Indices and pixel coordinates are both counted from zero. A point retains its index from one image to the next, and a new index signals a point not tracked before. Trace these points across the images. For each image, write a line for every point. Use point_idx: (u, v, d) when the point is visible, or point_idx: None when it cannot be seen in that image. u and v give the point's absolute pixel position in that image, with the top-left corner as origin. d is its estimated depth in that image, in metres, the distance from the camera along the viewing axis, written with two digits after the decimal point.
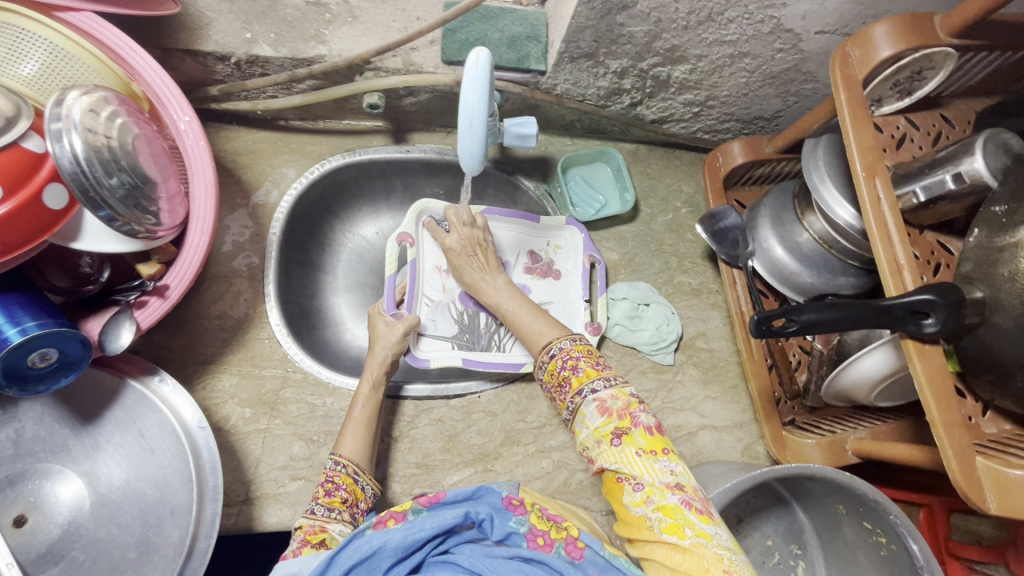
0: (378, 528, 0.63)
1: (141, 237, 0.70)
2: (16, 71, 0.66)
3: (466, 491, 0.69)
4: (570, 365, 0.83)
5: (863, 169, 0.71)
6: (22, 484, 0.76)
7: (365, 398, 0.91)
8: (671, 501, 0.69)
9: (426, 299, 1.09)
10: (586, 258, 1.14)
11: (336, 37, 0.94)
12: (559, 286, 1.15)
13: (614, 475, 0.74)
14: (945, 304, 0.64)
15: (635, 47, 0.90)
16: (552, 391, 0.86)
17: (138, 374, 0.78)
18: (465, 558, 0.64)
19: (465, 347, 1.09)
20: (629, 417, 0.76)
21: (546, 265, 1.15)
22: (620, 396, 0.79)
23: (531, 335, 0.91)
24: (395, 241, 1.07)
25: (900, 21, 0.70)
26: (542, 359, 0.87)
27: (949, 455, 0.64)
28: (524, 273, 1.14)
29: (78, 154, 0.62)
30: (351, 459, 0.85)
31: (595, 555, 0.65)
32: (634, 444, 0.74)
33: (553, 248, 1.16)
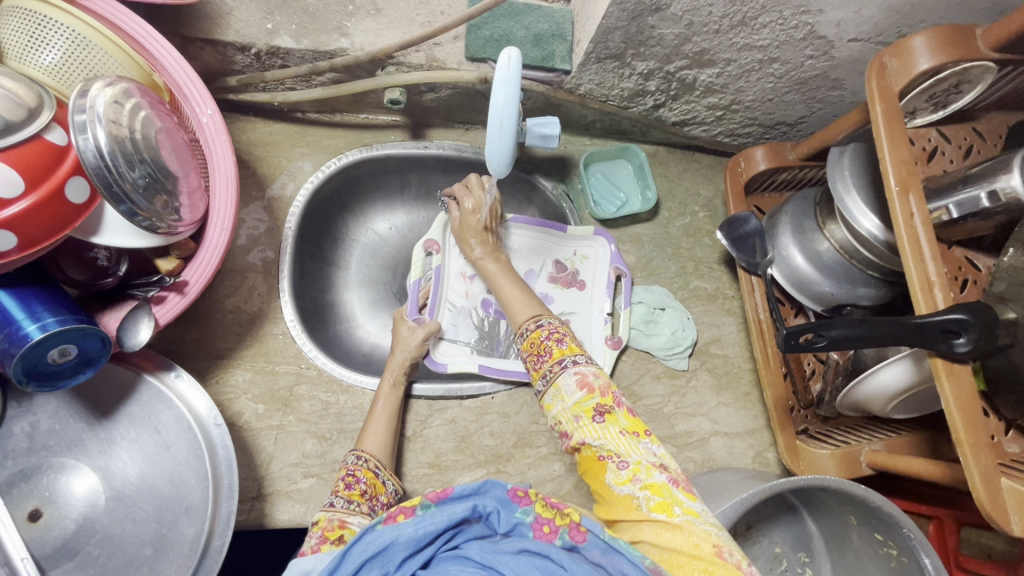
0: (389, 523, 0.63)
1: (161, 233, 0.69)
2: (37, 60, 0.64)
3: (471, 486, 0.67)
4: (555, 337, 0.84)
5: (897, 183, 0.70)
6: (37, 478, 0.75)
7: (387, 395, 0.94)
8: (658, 479, 0.69)
9: (449, 304, 1.09)
10: (612, 270, 1.12)
11: (359, 29, 0.92)
12: (582, 296, 1.14)
13: (595, 453, 0.73)
14: (978, 324, 0.63)
15: (664, 50, 0.88)
16: (528, 361, 0.85)
17: (154, 370, 0.77)
18: (475, 552, 0.62)
19: (483, 353, 1.08)
20: (611, 396, 0.76)
21: (572, 276, 1.14)
22: (601, 375, 0.79)
23: (518, 309, 0.91)
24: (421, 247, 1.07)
25: (940, 33, 0.69)
26: (526, 327, 0.87)
27: (974, 476, 0.64)
28: (548, 283, 1.14)
29: (102, 147, 0.61)
30: (373, 455, 0.87)
31: (596, 538, 0.64)
32: (618, 424, 0.74)
33: (579, 258, 1.15)
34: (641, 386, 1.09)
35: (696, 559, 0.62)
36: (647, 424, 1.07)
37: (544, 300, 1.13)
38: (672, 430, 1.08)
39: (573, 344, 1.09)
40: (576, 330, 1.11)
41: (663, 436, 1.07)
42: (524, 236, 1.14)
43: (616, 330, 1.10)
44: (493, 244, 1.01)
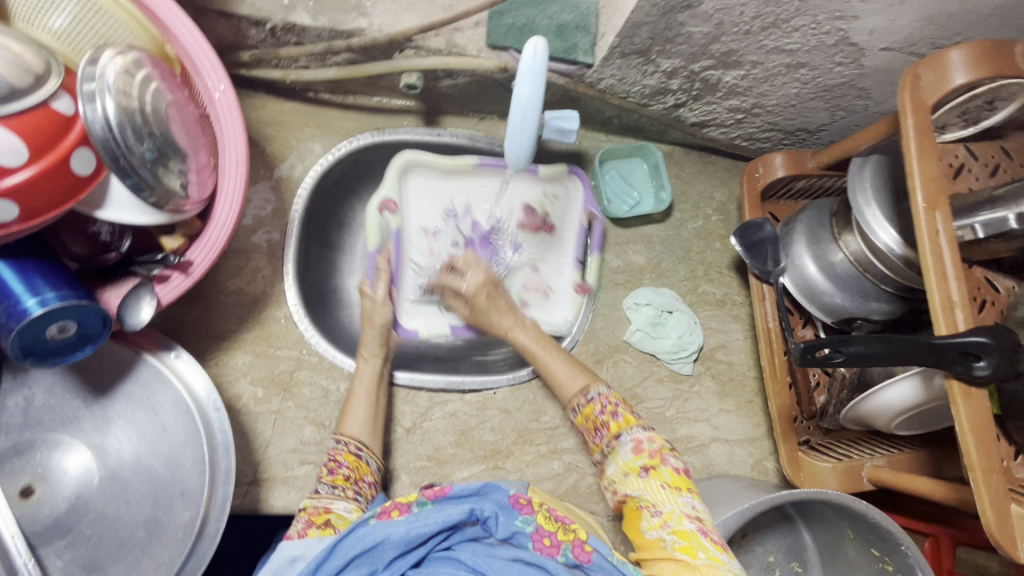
0: (382, 519, 0.63)
1: (167, 210, 0.67)
2: (47, 24, 0.62)
3: (471, 487, 0.68)
4: (609, 411, 0.83)
5: (925, 200, 0.68)
6: (30, 454, 0.73)
7: (363, 371, 0.92)
8: (689, 527, 0.68)
9: (412, 265, 1.05)
10: (585, 216, 1.10)
11: (378, 9, 0.90)
12: (551, 242, 1.12)
13: (635, 503, 0.74)
14: (998, 348, 0.63)
15: (691, 48, 0.86)
16: (585, 433, 0.86)
17: (153, 349, 0.76)
18: (467, 556, 0.62)
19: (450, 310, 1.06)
20: (660, 457, 0.77)
21: (542, 220, 1.10)
22: (656, 438, 0.79)
23: (562, 381, 0.90)
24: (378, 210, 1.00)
25: (979, 48, 0.67)
26: (576, 401, 0.87)
27: (985, 502, 0.63)
28: (515, 230, 1.10)
29: (110, 119, 0.59)
30: (353, 437, 0.85)
31: (602, 560, 0.63)
32: (661, 479, 0.75)
33: (550, 198, 1.11)
34: (645, 389, 1.08)
35: None
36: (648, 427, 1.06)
37: (512, 248, 1.09)
38: (672, 435, 1.07)
39: (540, 290, 1.10)
40: (543, 276, 1.11)
41: (663, 440, 1.06)
42: (487, 183, 1.08)
43: (584, 276, 1.10)
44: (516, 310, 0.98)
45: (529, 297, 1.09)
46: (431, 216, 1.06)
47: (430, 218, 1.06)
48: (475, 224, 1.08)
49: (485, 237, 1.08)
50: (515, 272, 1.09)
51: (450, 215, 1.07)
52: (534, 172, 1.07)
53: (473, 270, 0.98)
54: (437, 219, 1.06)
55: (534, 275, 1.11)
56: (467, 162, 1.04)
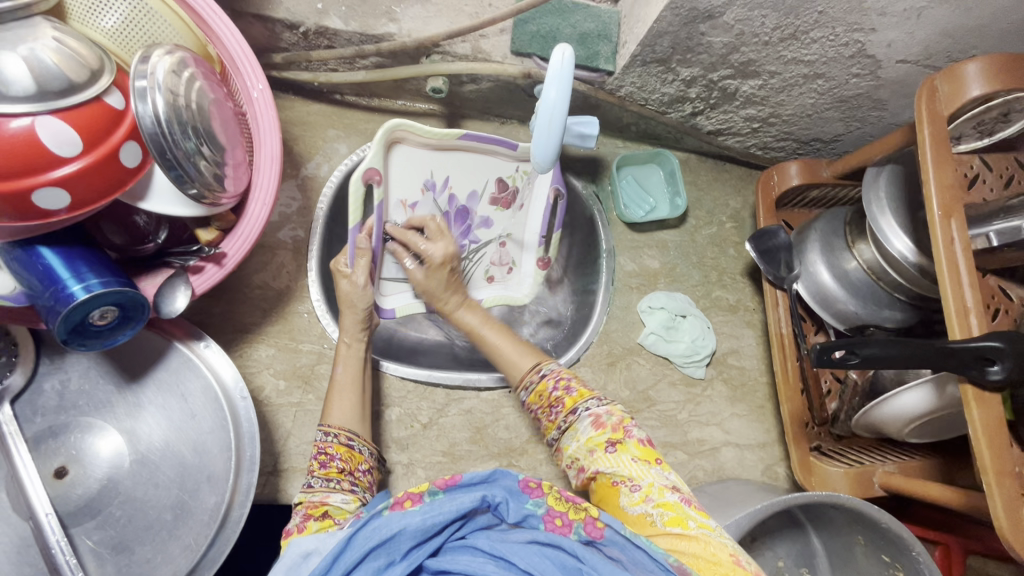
0: (396, 510, 0.61)
1: (205, 203, 0.70)
2: (99, 23, 0.66)
3: (481, 474, 0.66)
4: (563, 386, 0.83)
5: (940, 208, 0.70)
6: (65, 436, 0.76)
7: (346, 359, 0.88)
8: (671, 498, 0.69)
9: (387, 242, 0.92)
10: (552, 191, 0.99)
11: (407, 16, 0.93)
12: (518, 217, 1.02)
13: (609, 480, 0.73)
14: (1012, 352, 0.64)
15: (710, 58, 0.88)
16: (539, 412, 0.84)
17: (183, 338, 0.78)
18: (483, 543, 0.62)
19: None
20: (622, 430, 0.76)
21: (511, 196, 1.00)
22: (615, 412, 0.79)
23: (512, 359, 0.89)
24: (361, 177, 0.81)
25: (995, 61, 0.69)
26: (529, 380, 0.86)
27: (997, 504, 0.65)
28: (489, 206, 0.99)
29: (159, 115, 0.62)
30: (342, 428, 0.81)
31: (615, 535, 0.62)
32: (630, 453, 0.74)
33: (522, 174, 0.98)
34: (657, 391, 1.09)
35: (716, 564, 0.61)
36: (660, 430, 1.08)
37: (484, 225, 1.01)
38: (684, 438, 1.08)
39: (506, 266, 1.06)
40: (512, 250, 1.05)
41: (675, 443, 1.07)
42: (473, 154, 0.94)
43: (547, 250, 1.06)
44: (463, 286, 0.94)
45: (495, 273, 1.05)
46: (411, 191, 0.92)
47: (410, 192, 0.91)
48: (453, 199, 0.96)
49: (462, 214, 0.98)
50: (482, 250, 1.02)
51: (429, 189, 0.93)
52: (513, 147, 0.94)
53: (438, 240, 0.89)
54: (416, 194, 0.92)
55: (503, 250, 1.04)
56: (455, 135, 0.89)
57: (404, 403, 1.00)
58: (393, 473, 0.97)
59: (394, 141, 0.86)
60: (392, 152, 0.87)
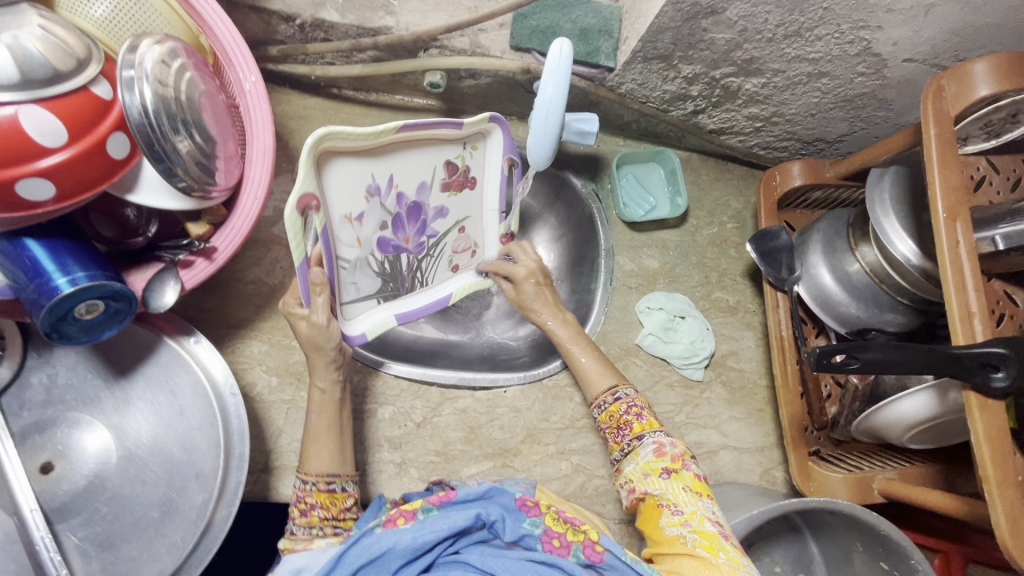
0: (387, 527, 0.61)
1: (194, 196, 0.68)
2: (89, 12, 0.65)
3: (476, 491, 0.65)
4: (634, 412, 0.82)
5: (945, 210, 0.68)
6: (51, 431, 0.75)
7: (320, 405, 0.78)
8: (709, 528, 0.68)
9: (341, 265, 0.72)
10: (506, 163, 0.83)
11: (405, 9, 0.92)
12: (475, 197, 0.85)
13: (655, 501, 0.73)
14: (1017, 358, 0.63)
15: (713, 55, 0.86)
16: (605, 432, 0.84)
17: (173, 333, 0.77)
18: (476, 558, 0.61)
19: (391, 298, 0.82)
20: (681, 461, 0.76)
21: (464, 176, 0.81)
22: (678, 443, 0.78)
23: (591, 377, 0.87)
24: (298, 207, 0.60)
25: (1004, 61, 0.67)
26: (602, 398, 0.84)
27: (999, 514, 0.63)
28: (440, 192, 0.80)
29: (147, 105, 0.60)
30: (320, 474, 0.75)
31: (613, 560, 0.61)
32: (682, 482, 0.74)
33: (471, 149, 0.79)
34: (655, 393, 1.08)
35: None
36: None
37: (439, 216, 0.82)
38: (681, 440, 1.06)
39: (469, 251, 0.89)
40: (473, 235, 0.88)
41: None
42: (415, 143, 0.73)
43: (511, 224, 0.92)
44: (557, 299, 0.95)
45: (459, 261, 0.88)
46: (354, 201, 0.70)
47: (353, 203, 0.70)
48: (402, 196, 0.75)
49: (416, 210, 0.78)
50: (438, 245, 0.84)
51: (374, 194, 0.72)
52: (461, 126, 0.74)
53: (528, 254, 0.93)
54: (359, 203, 0.70)
55: (464, 238, 0.87)
56: (392, 129, 0.67)
57: (397, 401, 0.99)
58: (385, 472, 0.95)
59: (319, 154, 0.63)
60: (323, 168, 0.65)
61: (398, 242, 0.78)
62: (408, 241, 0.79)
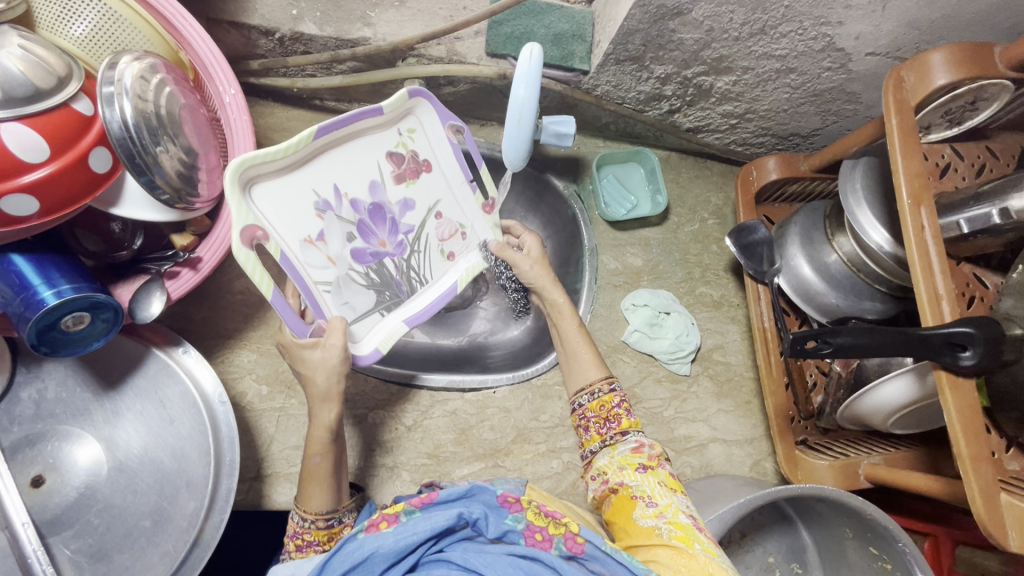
0: (370, 532, 0.59)
1: (178, 208, 0.70)
2: (68, 32, 0.66)
3: (458, 490, 0.64)
4: (623, 406, 0.83)
5: (909, 196, 0.70)
6: (42, 445, 0.76)
7: (320, 446, 0.74)
8: (683, 520, 0.69)
9: (324, 289, 0.70)
10: (451, 131, 0.80)
11: (382, 20, 0.94)
12: (437, 179, 0.81)
13: (629, 493, 0.74)
14: (983, 338, 0.65)
15: (683, 55, 0.89)
16: (589, 421, 0.84)
17: (162, 345, 0.78)
18: (458, 555, 0.59)
19: (393, 306, 0.79)
20: (657, 460, 0.77)
21: (415, 162, 0.78)
22: (655, 445, 0.80)
23: (581, 365, 0.88)
24: (242, 241, 0.60)
25: (959, 50, 0.70)
26: (597, 386, 0.85)
27: (974, 489, 0.65)
28: (397, 186, 0.77)
29: (127, 120, 0.62)
30: (320, 513, 0.73)
31: (595, 550, 0.61)
32: (658, 477, 0.75)
33: (406, 135, 0.77)
34: (643, 389, 1.09)
35: None
36: (647, 428, 1.07)
37: (408, 209, 0.79)
38: (671, 435, 1.07)
39: (457, 233, 0.85)
40: (453, 215, 0.84)
41: (662, 440, 1.07)
42: (343, 145, 0.71)
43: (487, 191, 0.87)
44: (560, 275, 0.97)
45: (452, 247, 0.84)
46: (306, 221, 0.68)
47: (305, 222, 0.68)
48: (357, 203, 0.73)
49: (378, 211, 0.76)
50: (420, 239, 0.80)
51: (326, 209, 0.70)
52: (382, 110, 0.71)
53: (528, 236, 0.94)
54: (314, 222, 0.69)
55: (444, 223, 0.83)
56: (309, 138, 0.65)
57: (387, 406, 1.00)
58: (378, 476, 0.96)
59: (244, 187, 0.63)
60: (254, 201, 0.64)
61: (375, 250, 0.76)
62: (385, 245, 0.77)
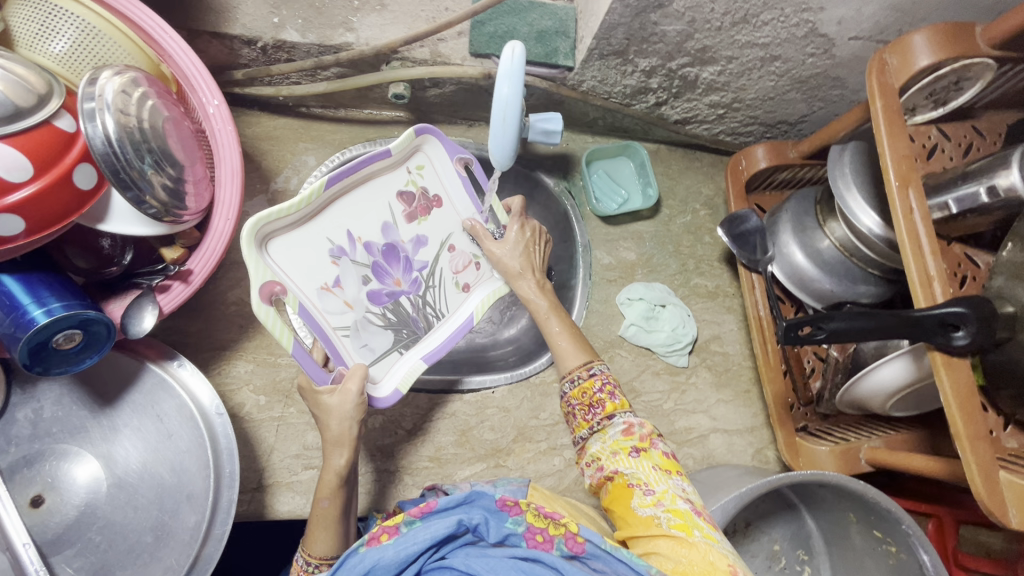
0: (371, 545, 0.59)
1: (166, 221, 0.69)
2: (48, 49, 0.66)
3: (458, 497, 0.65)
4: (607, 390, 0.79)
5: (897, 179, 0.70)
6: (39, 464, 0.75)
7: (327, 489, 0.72)
8: (681, 506, 0.69)
9: (341, 332, 0.75)
10: (458, 165, 0.84)
11: (364, 24, 0.94)
12: (448, 213, 0.85)
13: (625, 481, 0.72)
14: (975, 317, 0.65)
15: (667, 47, 0.89)
16: (574, 408, 0.81)
17: (156, 358, 0.77)
18: (460, 561, 0.58)
19: (411, 343, 0.82)
20: (649, 440, 0.75)
21: (425, 198, 0.83)
22: (645, 424, 0.78)
23: (562, 353, 0.84)
24: (261, 298, 0.66)
25: (941, 31, 0.69)
26: (576, 373, 0.81)
27: (974, 468, 0.65)
28: (408, 225, 0.82)
29: (110, 135, 0.62)
30: (324, 558, 0.71)
31: (596, 549, 0.61)
32: (652, 460, 0.74)
33: (416, 173, 0.82)
34: (642, 382, 1.09)
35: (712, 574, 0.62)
36: (647, 421, 1.07)
37: (422, 245, 0.83)
38: (671, 427, 1.07)
39: (471, 264, 0.87)
40: (466, 248, 0.87)
41: (662, 433, 1.07)
42: (355, 191, 0.77)
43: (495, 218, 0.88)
44: (538, 266, 0.88)
45: (466, 278, 0.87)
46: (323, 270, 0.74)
47: (321, 272, 0.74)
48: (371, 245, 0.79)
49: (391, 251, 0.81)
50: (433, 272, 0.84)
51: (340, 255, 0.75)
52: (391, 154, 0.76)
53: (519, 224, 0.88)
54: (330, 269, 0.75)
55: (456, 255, 0.86)
56: (318, 190, 0.71)
57: (385, 411, 0.99)
58: (380, 481, 0.96)
59: (263, 243, 0.69)
60: (271, 256, 0.70)
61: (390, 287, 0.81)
62: (399, 283, 0.82)
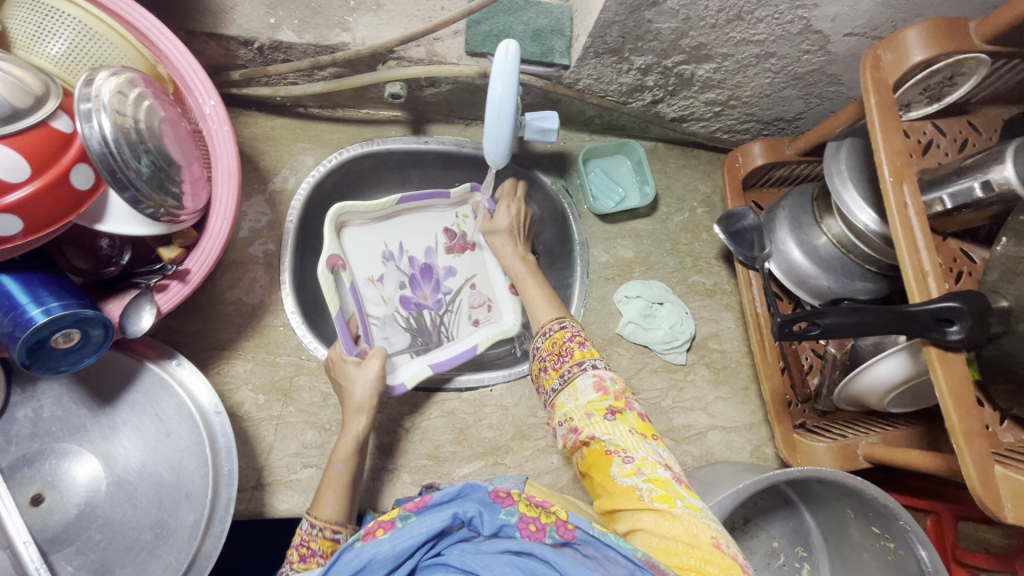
0: (367, 540, 0.59)
1: (163, 221, 0.70)
2: (45, 51, 0.66)
3: (451, 491, 0.64)
4: (577, 341, 0.84)
5: (892, 174, 0.70)
6: (40, 463, 0.76)
7: (342, 455, 0.82)
8: (662, 474, 0.71)
9: (373, 320, 0.97)
10: None
11: (360, 24, 0.94)
12: (479, 258, 1.10)
13: (602, 447, 0.74)
14: (970, 312, 0.65)
15: (662, 44, 0.89)
16: (546, 360, 0.85)
17: (155, 357, 0.78)
18: (456, 558, 0.58)
19: (422, 351, 1.01)
20: (624, 400, 0.77)
21: (464, 240, 1.08)
22: (617, 380, 0.80)
23: (540, 308, 0.92)
24: (326, 265, 0.85)
25: (935, 26, 0.69)
26: (549, 328, 0.88)
27: (969, 463, 0.65)
28: (447, 255, 1.07)
29: (107, 135, 0.62)
30: (330, 521, 0.76)
31: (585, 534, 0.62)
32: (628, 424, 0.75)
33: (463, 219, 1.08)
34: (640, 379, 1.09)
35: (694, 547, 0.63)
36: (645, 418, 1.07)
37: (450, 275, 1.07)
38: (669, 424, 1.08)
39: (484, 305, 1.09)
40: (484, 289, 1.09)
41: (660, 430, 1.07)
42: (414, 215, 1.04)
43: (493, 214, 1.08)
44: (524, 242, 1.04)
45: (478, 315, 1.07)
46: (373, 266, 0.99)
47: (373, 267, 0.99)
48: (414, 260, 1.04)
49: (428, 271, 1.05)
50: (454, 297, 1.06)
51: (389, 258, 1.01)
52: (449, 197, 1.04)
53: (511, 205, 1.05)
54: (379, 267, 1.00)
55: (476, 292, 1.08)
56: (393, 202, 0.99)
57: (384, 409, 1.00)
58: (378, 480, 0.96)
59: (339, 226, 0.94)
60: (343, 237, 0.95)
61: (418, 300, 1.04)
62: (426, 297, 1.04)
